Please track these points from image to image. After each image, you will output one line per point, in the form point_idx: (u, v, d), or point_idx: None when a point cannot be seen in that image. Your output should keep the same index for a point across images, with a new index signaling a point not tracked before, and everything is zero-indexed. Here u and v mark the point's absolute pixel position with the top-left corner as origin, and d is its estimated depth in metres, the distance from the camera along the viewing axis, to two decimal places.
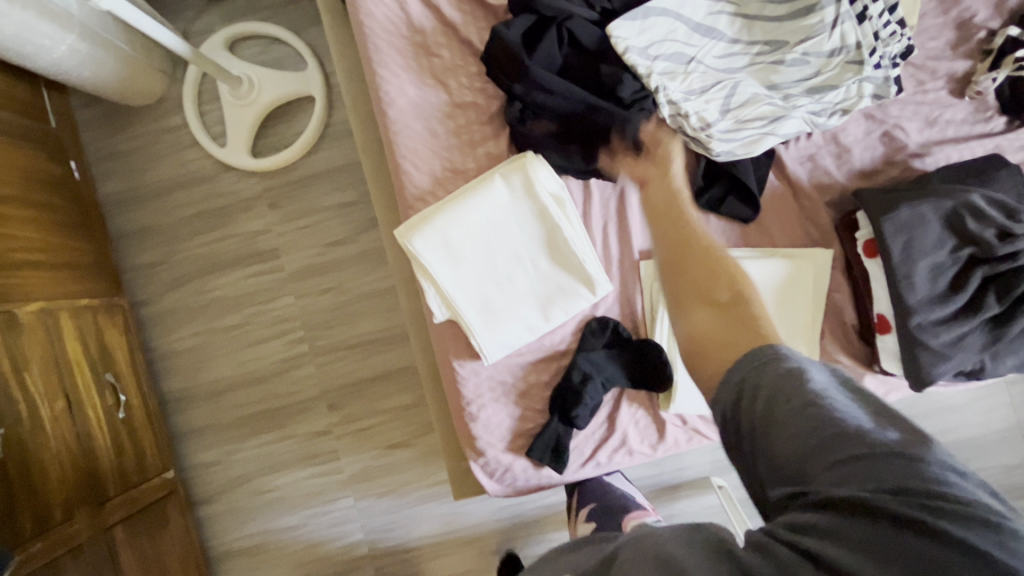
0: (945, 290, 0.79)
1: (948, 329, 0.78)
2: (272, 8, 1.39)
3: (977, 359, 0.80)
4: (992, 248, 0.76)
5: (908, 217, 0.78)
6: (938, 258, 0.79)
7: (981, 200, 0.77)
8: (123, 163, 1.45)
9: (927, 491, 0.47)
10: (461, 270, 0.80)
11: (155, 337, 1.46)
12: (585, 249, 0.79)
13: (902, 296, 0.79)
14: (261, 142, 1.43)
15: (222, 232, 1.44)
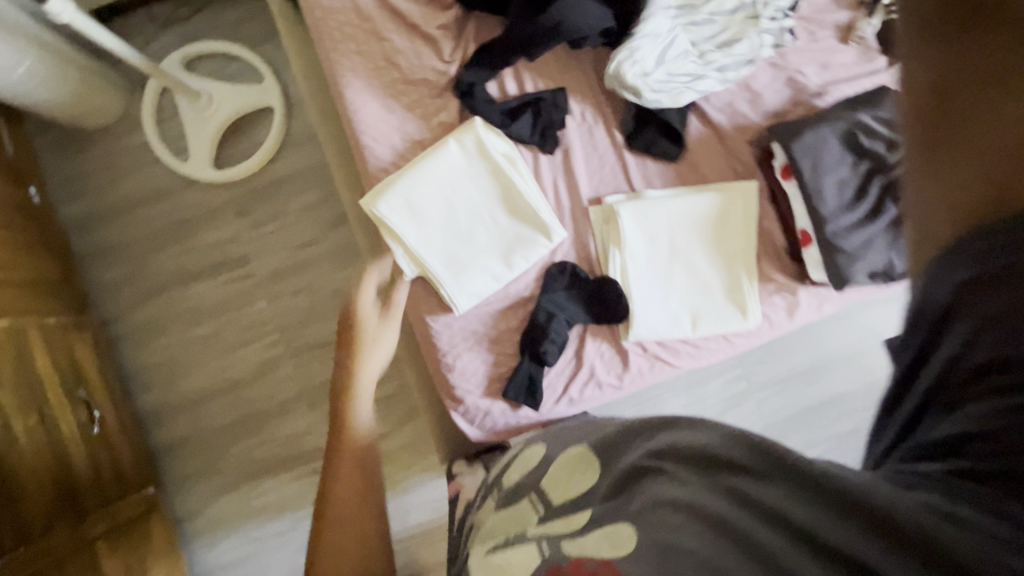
0: (852, 201, 0.82)
1: (858, 234, 0.81)
2: (223, 26, 1.45)
3: (885, 259, 0.82)
4: (884, 161, 0.82)
5: (814, 141, 0.82)
6: (843, 172, 0.82)
7: (867, 119, 0.84)
8: (83, 187, 1.46)
9: None
10: (425, 229, 0.86)
11: (126, 356, 1.45)
12: (538, 199, 0.86)
13: (818, 204, 0.81)
14: (222, 155, 1.46)
15: (189, 244, 1.46)
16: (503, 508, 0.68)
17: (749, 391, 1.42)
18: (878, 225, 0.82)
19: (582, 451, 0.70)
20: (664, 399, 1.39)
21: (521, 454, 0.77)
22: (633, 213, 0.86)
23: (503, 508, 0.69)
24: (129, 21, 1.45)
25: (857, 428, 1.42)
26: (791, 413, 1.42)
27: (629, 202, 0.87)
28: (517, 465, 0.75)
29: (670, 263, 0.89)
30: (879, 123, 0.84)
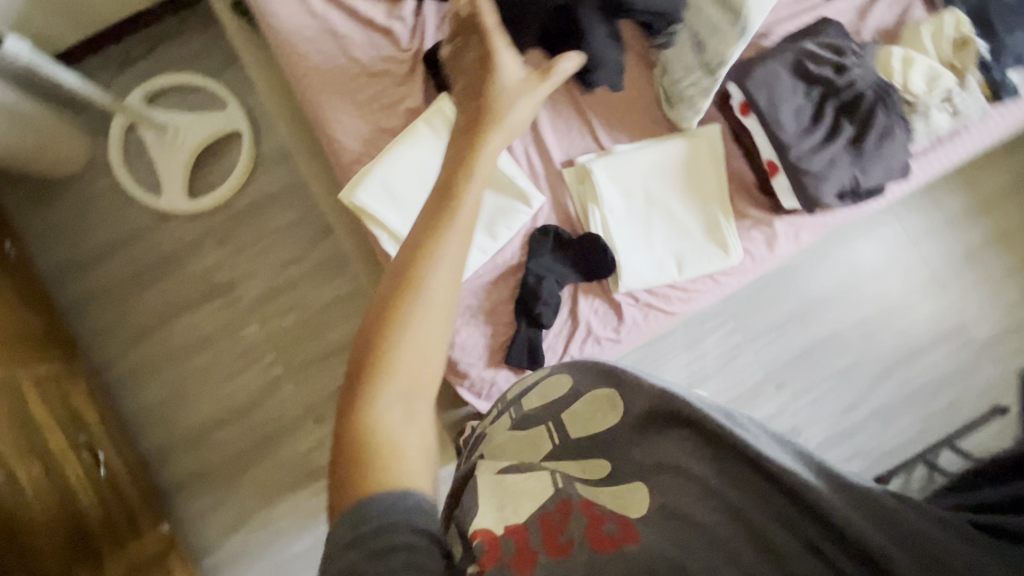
0: (809, 125, 0.87)
1: (821, 153, 0.85)
2: (182, 59, 1.47)
3: (850, 175, 0.86)
4: (834, 83, 0.87)
5: (765, 73, 0.86)
6: (797, 100, 0.87)
7: (812, 46, 0.88)
8: (59, 235, 1.45)
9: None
10: (407, 212, 0.88)
11: (123, 398, 1.43)
12: (512, 168, 0.89)
13: (777, 132, 0.85)
14: (196, 185, 1.47)
15: (173, 277, 1.46)
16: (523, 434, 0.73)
17: (745, 342, 1.44)
18: (837, 144, 0.86)
19: (611, 394, 0.70)
20: (664, 362, 1.41)
21: (547, 384, 0.78)
22: (608, 167, 0.89)
23: (523, 431, 0.73)
24: (86, 66, 1.45)
25: (855, 363, 1.45)
26: (789, 358, 1.44)
27: (602, 158, 0.90)
28: (540, 391, 0.78)
29: (647, 212, 0.92)
30: (823, 49, 0.88)
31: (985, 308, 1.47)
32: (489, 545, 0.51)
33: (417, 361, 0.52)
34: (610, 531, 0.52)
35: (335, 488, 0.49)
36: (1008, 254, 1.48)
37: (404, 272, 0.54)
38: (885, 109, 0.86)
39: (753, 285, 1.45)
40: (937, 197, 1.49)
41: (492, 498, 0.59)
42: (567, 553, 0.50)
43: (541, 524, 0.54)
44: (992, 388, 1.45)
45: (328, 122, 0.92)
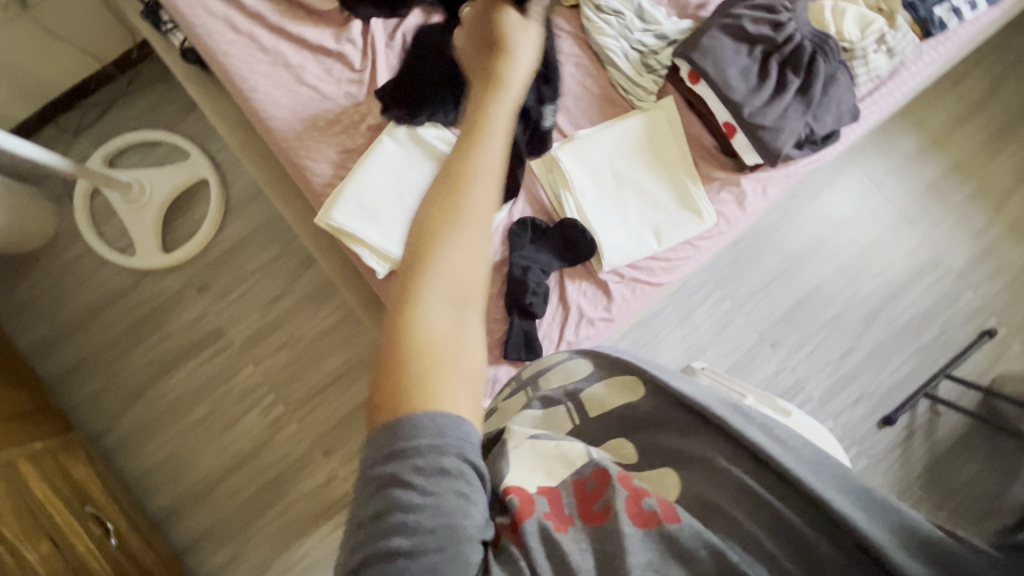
0: (757, 82, 0.90)
1: (773, 107, 0.89)
2: (137, 116, 1.46)
3: (804, 124, 0.90)
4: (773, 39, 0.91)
5: (707, 39, 0.90)
6: (742, 60, 0.90)
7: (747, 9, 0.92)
8: (36, 310, 1.43)
9: None
10: (383, 225, 0.89)
11: (125, 464, 1.40)
12: None
13: (728, 93, 0.89)
14: (169, 238, 1.46)
15: (159, 333, 1.44)
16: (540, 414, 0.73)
17: (735, 306, 1.46)
18: (786, 97, 0.89)
19: (632, 378, 0.72)
20: (660, 338, 1.43)
21: (564, 368, 0.79)
22: (578, 149, 0.92)
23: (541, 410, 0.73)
24: (41, 138, 1.45)
25: (843, 309, 1.48)
26: (779, 315, 1.47)
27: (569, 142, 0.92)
28: (558, 372, 0.78)
29: (619, 190, 0.94)
30: (757, 11, 0.92)
31: (954, 237, 1.52)
32: (522, 499, 0.53)
33: (464, 273, 0.51)
34: (651, 505, 0.52)
35: (385, 399, 0.47)
36: (966, 182, 1.54)
37: (452, 184, 0.54)
38: (824, 58, 0.91)
39: (732, 250, 1.48)
40: (889, 139, 1.54)
41: (527, 459, 0.59)
42: (602, 520, 0.52)
43: (575, 488, 0.57)
44: (975, 312, 1.49)
45: (293, 150, 0.93)
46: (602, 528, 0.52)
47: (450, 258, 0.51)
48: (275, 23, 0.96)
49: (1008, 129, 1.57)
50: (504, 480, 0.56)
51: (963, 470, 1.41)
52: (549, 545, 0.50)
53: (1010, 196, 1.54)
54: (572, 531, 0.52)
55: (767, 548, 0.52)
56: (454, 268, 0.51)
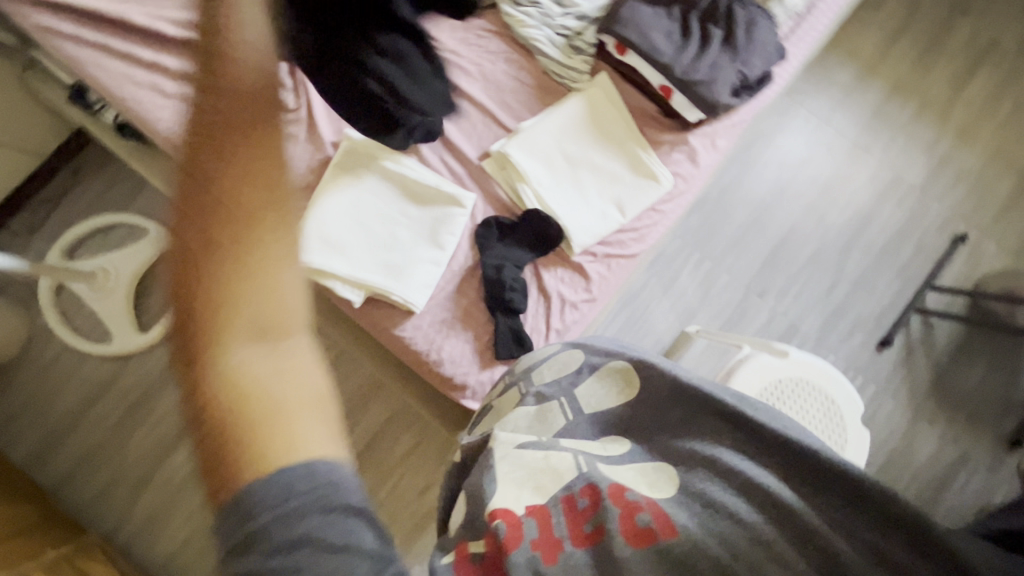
0: (681, 40, 0.92)
1: (702, 61, 0.90)
2: (89, 203, 1.45)
3: (736, 71, 0.91)
4: None
5: (625, 9, 0.92)
6: (662, 23, 0.92)
7: None
8: (24, 418, 1.40)
9: None
10: (348, 252, 0.89)
11: (145, 554, 1.36)
12: (434, 178, 0.92)
13: (656, 56, 0.90)
14: (145, 317, 1.44)
15: (153, 415, 1.41)
16: (535, 408, 0.72)
17: (715, 265, 1.47)
18: (712, 49, 0.91)
19: (625, 368, 0.75)
20: (650, 310, 1.44)
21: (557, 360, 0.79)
22: (528, 136, 0.93)
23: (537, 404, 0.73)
24: None
25: (820, 245, 1.50)
26: (759, 265, 1.48)
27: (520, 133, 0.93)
28: (551, 364, 0.78)
29: (573, 173, 0.95)
30: None
31: (908, 154, 1.56)
32: (510, 525, 0.55)
33: (271, 297, 0.36)
34: (645, 522, 0.53)
35: (206, 464, 0.37)
36: (907, 99, 1.58)
37: (217, 172, 0.36)
38: (740, 6, 0.93)
39: (700, 211, 1.50)
40: (825, 74, 1.58)
41: (518, 474, 0.62)
42: (593, 540, 0.54)
43: (564, 503, 0.59)
44: (946, 220, 1.52)
45: None
46: (592, 548, 0.54)
47: (240, 282, 0.35)
48: None
49: (935, 41, 1.61)
50: (489, 503, 0.58)
51: (970, 373, 1.44)
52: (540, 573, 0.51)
53: (952, 103, 1.59)
54: (564, 556, 0.53)
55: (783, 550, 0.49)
56: (256, 294, 0.35)
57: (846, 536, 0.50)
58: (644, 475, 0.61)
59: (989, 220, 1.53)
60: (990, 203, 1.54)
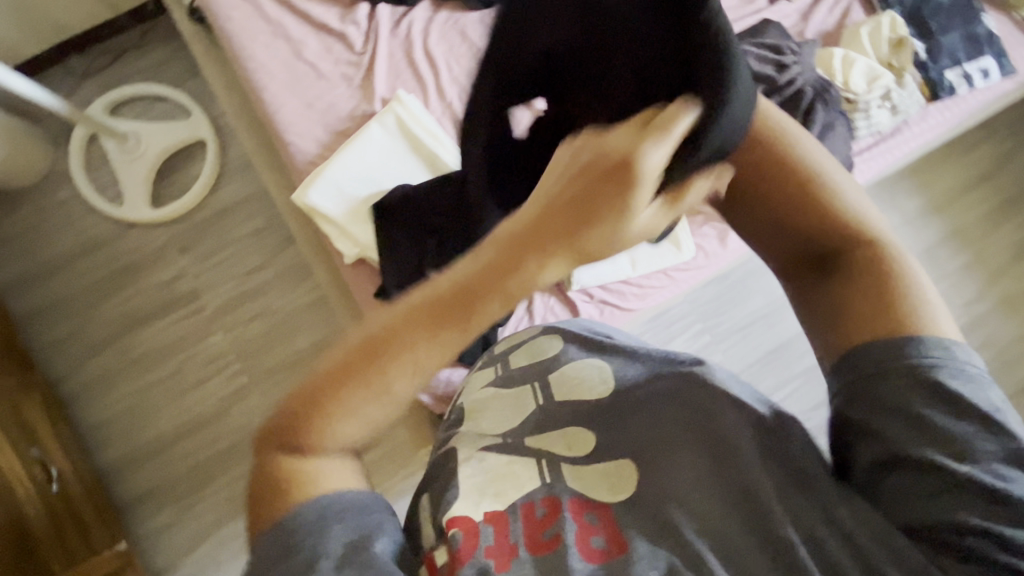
0: None
1: None
2: (149, 71, 1.47)
3: None
4: (774, 80, 1.00)
5: None
6: None
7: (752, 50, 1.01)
8: (22, 245, 1.40)
9: (948, 481, 0.44)
10: (357, 216, 0.93)
11: (80, 413, 1.35)
12: (437, 133, 0.97)
13: None
14: (159, 194, 1.43)
15: (136, 286, 1.40)
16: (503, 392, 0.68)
17: (714, 342, 1.42)
18: None
19: (602, 367, 0.66)
20: None
21: (536, 345, 0.74)
22: None
23: (507, 388, 0.68)
24: (46, 79, 1.46)
25: None
26: (758, 357, 1.42)
27: None
28: (529, 350, 0.74)
29: None
30: (763, 50, 1.02)
31: (946, 277, 1.48)
32: (466, 534, 0.49)
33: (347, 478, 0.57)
34: (598, 543, 0.49)
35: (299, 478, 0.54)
36: (967, 253, 1.51)
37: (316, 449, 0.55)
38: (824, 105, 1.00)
39: (718, 284, 1.44)
40: (890, 196, 1.51)
41: (476, 479, 0.56)
42: (549, 551, 0.49)
43: (524, 512, 0.53)
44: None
45: (284, 124, 0.98)
46: (549, 555, 0.48)
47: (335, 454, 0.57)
48: (301, 13, 1.03)
49: (997, 165, 1.57)
50: (450, 508, 0.52)
51: None
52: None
53: (1004, 270, 1.51)
54: (517, 566, 0.48)
55: (698, 552, 0.46)
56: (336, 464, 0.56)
57: (798, 531, 0.45)
58: (603, 472, 0.55)
59: (1005, 358, 1.45)
60: (1012, 340, 1.46)
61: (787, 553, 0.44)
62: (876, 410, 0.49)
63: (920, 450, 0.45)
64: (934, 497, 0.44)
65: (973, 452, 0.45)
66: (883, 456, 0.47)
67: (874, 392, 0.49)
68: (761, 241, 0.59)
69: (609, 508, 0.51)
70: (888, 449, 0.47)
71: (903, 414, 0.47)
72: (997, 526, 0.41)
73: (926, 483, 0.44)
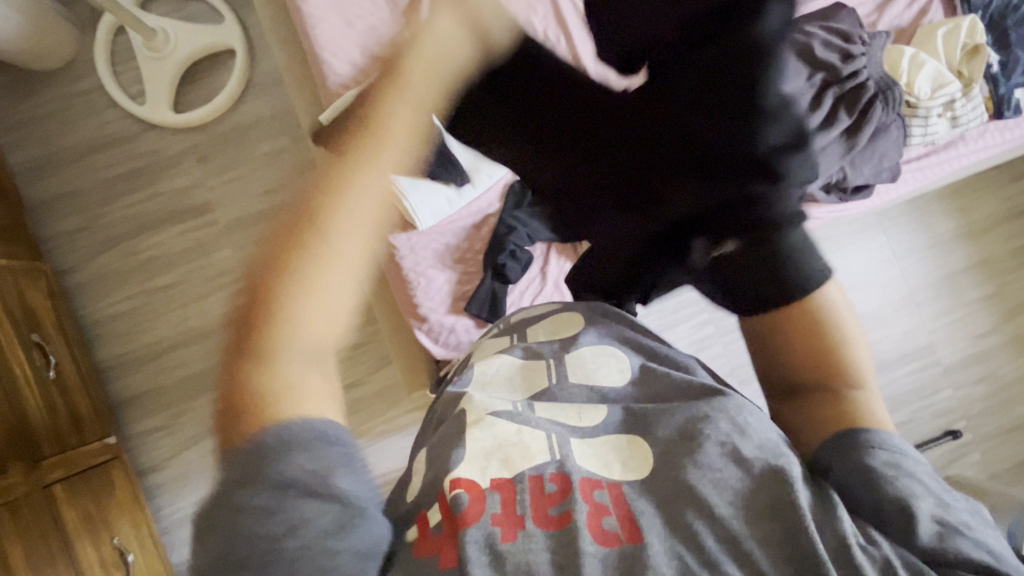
0: (807, 109, 0.99)
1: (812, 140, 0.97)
2: None
3: (838, 166, 0.99)
4: (838, 70, 0.99)
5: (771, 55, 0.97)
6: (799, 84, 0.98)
7: (820, 34, 0.99)
8: (39, 130, 1.38)
9: (943, 528, 0.48)
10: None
11: (82, 306, 1.36)
12: None
13: None
14: (182, 100, 1.40)
15: (150, 189, 1.38)
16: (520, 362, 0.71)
17: (716, 334, 1.41)
18: (833, 133, 0.97)
19: (619, 353, 0.69)
20: None
21: (560, 318, 0.75)
22: None
23: (524, 357, 0.71)
24: None
25: None
26: None
27: None
28: (548, 327, 0.75)
29: None
30: (831, 36, 1.00)
31: (962, 306, 1.46)
32: (472, 499, 0.53)
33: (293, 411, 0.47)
34: (613, 525, 0.51)
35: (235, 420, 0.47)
36: (988, 287, 1.48)
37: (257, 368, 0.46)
38: (883, 105, 0.98)
39: None
40: (922, 215, 1.47)
41: (485, 446, 0.58)
42: (560, 527, 0.51)
43: (533, 484, 0.55)
44: (968, 383, 1.43)
45: (322, 42, 0.95)
46: (555, 532, 0.51)
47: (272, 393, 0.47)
48: None
49: None
50: (452, 469, 0.56)
51: None
52: (490, 551, 0.49)
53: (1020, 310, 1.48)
54: (523, 537, 0.51)
55: (713, 555, 0.48)
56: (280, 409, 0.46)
57: (822, 543, 0.47)
58: (619, 454, 0.58)
59: (1004, 394, 1.44)
60: (1015, 379, 1.45)
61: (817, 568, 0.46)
62: (888, 452, 0.53)
63: (919, 494, 0.50)
64: (936, 536, 0.47)
65: (960, 516, 0.49)
66: (885, 487, 0.50)
67: (852, 467, 0.52)
68: (764, 358, 0.61)
69: (623, 485, 0.55)
70: (872, 509, 0.50)
71: (901, 465, 0.52)
72: (988, 561, 0.46)
73: (930, 522, 0.48)
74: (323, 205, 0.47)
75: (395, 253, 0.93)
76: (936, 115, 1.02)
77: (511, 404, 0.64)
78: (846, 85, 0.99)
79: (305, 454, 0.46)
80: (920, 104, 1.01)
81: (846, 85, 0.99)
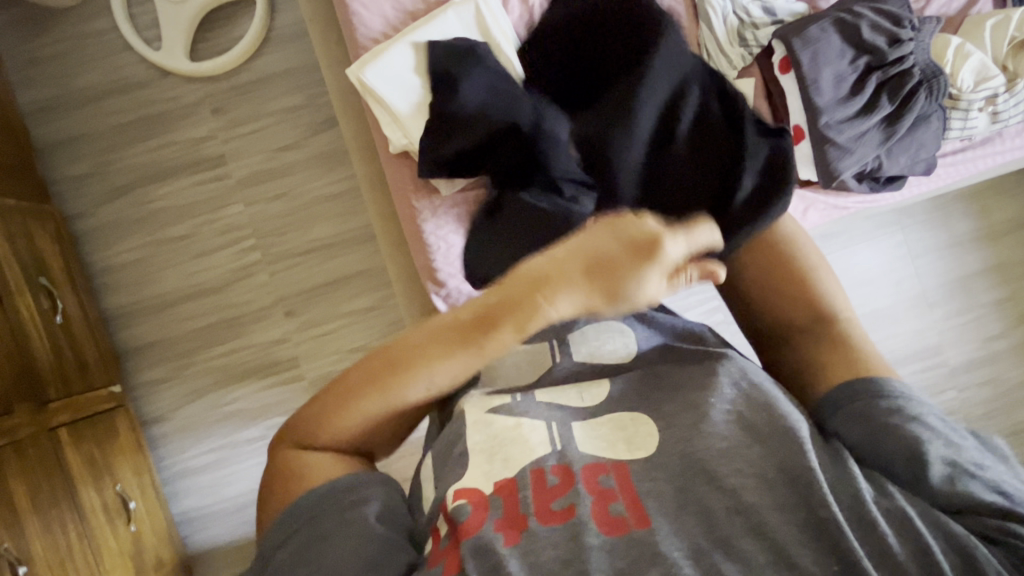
0: (847, 94, 0.97)
1: (852, 125, 0.96)
2: None
3: (875, 154, 0.98)
4: (883, 54, 0.96)
5: (817, 35, 0.95)
6: (842, 67, 0.97)
7: (870, 14, 0.96)
8: (50, 69, 1.34)
9: (954, 469, 0.48)
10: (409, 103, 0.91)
11: (90, 253, 1.34)
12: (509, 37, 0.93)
13: (813, 95, 0.95)
14: (200, 48, 1.36)
15: (163, 138, 1.36)
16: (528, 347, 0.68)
17: (725, 321, 1.41)
18: (871, 122, 0.97)
19: (626, 331, 0.68)
20: None
21: None
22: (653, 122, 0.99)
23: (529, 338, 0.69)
24: None
25: None
26: None
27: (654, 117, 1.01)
28: None
29: None
30: (880, 17, 0.97)
31: (973, 308, 1.46)
32: (474, 508, 0.53)
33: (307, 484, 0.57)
34: (618, 511, 0.51)
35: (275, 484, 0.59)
36: (1001, 291, 1.47)
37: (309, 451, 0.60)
38: (926, 95, 0.97)
39: None
40: (944, 215, 1.45)
41: (482, 443, 0.59)
42: (564, 521, 0.51)
43: (535, 478, 0.55)
44: (971, 385, 1.44)
45: None
46: (561, 527, 0.50)
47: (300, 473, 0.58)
48: None
49: None
50: (451, 485, 0.56)
51: None
52: (491, 556, 0.48)
53: None
54: (525, 538, 0.50)
55: (725, 533, 0.48)
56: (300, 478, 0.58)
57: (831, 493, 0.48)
58: (623, 431, 0.58)
59: (1005, 399, 1.45)
60: (1017, 384, 1.46)
61: (825, 525, 0.46)
62: (897, 401, 0.54)
63: (929, 438, 0.50)
64: (948, 480, 0.47)
65: (974, 458, 0.50)
66: (892, 435, 0.51)
67: (858, 416, 0.55)
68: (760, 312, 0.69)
69: (626, 466, 0.55)
70: (882, 458, 0.51)
71: (910, 411, 0.53)
72: (1000, 501, 0.46)
73: (941, 465, 0.48)
74: (422, 362, 0.57)
75: (416, 216, 0.92)
76: (979, 108, 1.00)
77: (510, 396, 0.63)
78: (891, 72, 0.97)
79: (340, 505, 0.55)
80: (964, 95, 0.99)
81: (890, 72, 0.97)
